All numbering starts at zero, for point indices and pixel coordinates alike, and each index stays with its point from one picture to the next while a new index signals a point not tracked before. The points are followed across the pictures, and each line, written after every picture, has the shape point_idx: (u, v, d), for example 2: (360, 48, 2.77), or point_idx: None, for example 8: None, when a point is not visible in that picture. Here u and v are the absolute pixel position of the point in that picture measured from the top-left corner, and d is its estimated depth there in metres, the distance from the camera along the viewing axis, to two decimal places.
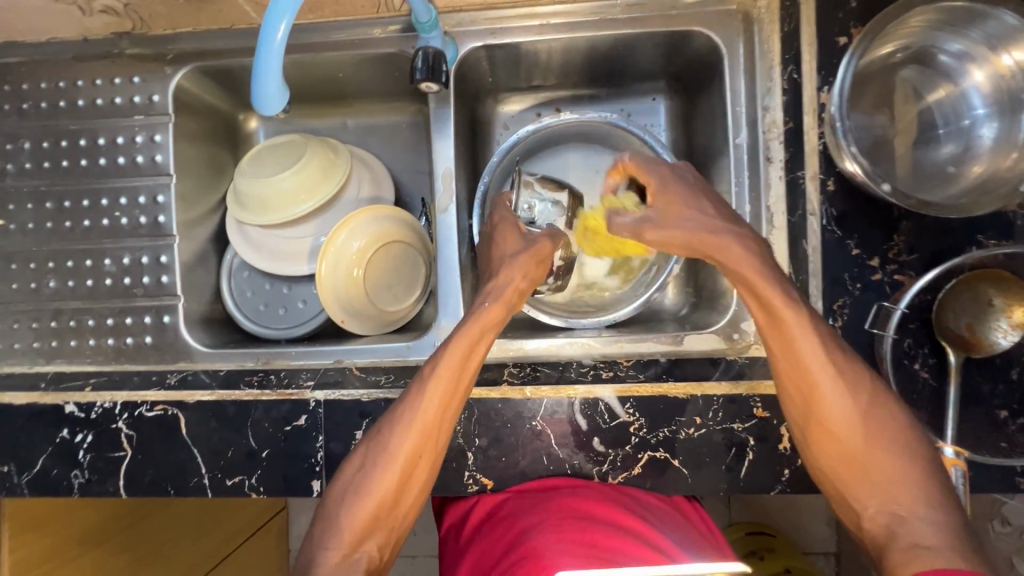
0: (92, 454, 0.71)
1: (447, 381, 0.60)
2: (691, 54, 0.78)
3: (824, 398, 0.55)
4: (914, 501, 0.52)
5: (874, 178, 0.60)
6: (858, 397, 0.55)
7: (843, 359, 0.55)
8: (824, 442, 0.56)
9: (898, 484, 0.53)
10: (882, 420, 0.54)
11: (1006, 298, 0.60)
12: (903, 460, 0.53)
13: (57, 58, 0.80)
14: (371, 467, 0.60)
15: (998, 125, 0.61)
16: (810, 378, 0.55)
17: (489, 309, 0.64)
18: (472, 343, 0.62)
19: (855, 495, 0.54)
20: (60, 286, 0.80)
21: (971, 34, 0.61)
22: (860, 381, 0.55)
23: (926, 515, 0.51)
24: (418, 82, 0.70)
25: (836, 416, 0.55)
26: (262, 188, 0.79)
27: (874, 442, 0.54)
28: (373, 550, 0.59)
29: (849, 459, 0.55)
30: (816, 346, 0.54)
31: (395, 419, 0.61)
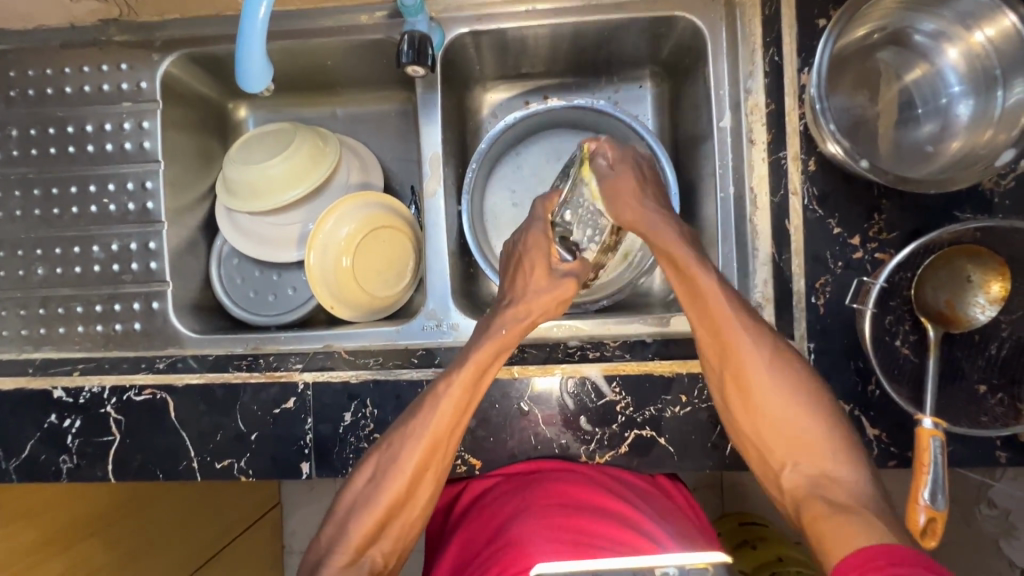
0: (80, 438, 0.71)
1: (461, 394, 0.61)
2: (675, 39, 0.79)
3: (738, 357, 0.59)
4: (827, 459, 0.56)
5: (852, 156, 0.61)
6: (769, 356, 0.58)
7: (753, 322, 0.59)
8: (740, 401, 0.59)
9: (808, 438, 0.57)
10: (792, 374, 0.58)
11: (983, 274, 0.62)
12: (812, 418, 0.57)
13: (45, 46, 0.80)
14: (382, 479, 0.60)
15: (975, 102, 0.62)
16: (736, 349, 0.59)
17: (506, 331, 0.64)
18: (486, 360, 0.62)
19: (773, 453, 0.58)
20: (48, 273, 0.81)
21: (944, 13, 0.62)
22: (768, 339, 0.59)
23: (839, 475, 0.54)
24: (404, 65, 0.70)
25: (762, 382, 0.58)
26: (249, 174, 0.79)
27: (799, 410, 0.57)
28: (378, 556, 0.59)
29: (765, 419, 0.58)
30: (723, 302, 0.59)
31: (406, 435, 0.61)
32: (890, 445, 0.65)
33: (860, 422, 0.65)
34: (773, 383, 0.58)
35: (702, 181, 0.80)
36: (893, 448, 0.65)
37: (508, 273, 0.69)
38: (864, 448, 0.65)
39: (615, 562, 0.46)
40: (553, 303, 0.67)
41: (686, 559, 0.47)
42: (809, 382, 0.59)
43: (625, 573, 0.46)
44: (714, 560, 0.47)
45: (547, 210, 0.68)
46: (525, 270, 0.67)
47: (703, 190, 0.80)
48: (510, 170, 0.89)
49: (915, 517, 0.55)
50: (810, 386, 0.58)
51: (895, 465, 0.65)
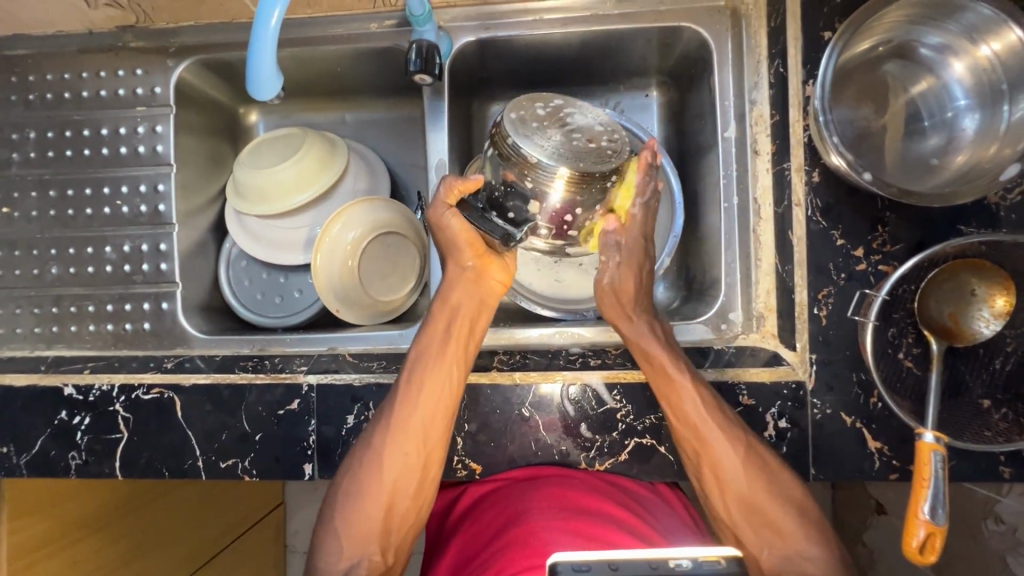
0: (89, 435, 0.73)
1: (429, 389, 0.65)
2: (681, 49, 0.79)
3: (711, 450, 0.62)
4: (797, 537, 0.60)
5: (856, 168, 0.61)
6: (742, 452, 0.62)
7: (726, 418, 0.63)
8: (719, 494, 0.62)
9: (785, 524, 0.60)
10: (766, 467, 0.61)
11: (988, 288, 0.61)
12: (787, 503, 0.60)
13: (63, 51, 0.82)
14: (362, 474, 0.63)
15: (980, 116, 0.62)
16: (704, 444, 0.62)
17: (460, 314, 0.69)
18: (443, 350, 0.66)
19: (750, 537, 0.61)
20: (61, 273, 0.83)
21: (949, 27, 0.63)
22: (740, 438, 0.62)
23: (809, 550, 0.59)
24: (412, 73, 0.72)
25: (737, 473, 0.61)
26: (258, 179, 0.81)
27: (778, 497, 0.60)
28: (375, 555, 0.62)
29: (740, 503, 0.61)
30: (701, 408, 0.62)
31: (380, 425, 0.64)
32: (891, 458, 0.65)
33: (861, 434, 0.65)
34: (746, 472, 0.61)
35: (706, 190, 0.80)
36: (895, 461, 0.65)
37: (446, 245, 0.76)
38: (865, 460, 0.65)
39: (630, 553, 0.43)
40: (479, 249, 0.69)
41: (699, 552, 0.43)
42: (780, 471, 0.62)
43: (642, 565, 0.41)
44: (727, 553, 0.43)
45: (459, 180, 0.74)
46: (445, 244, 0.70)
47: (707, 199, 0.80)
48: None
49: (914, 531, 0.55)
50: (783, 475, 0.61)
51: (896, 478, 0.65)
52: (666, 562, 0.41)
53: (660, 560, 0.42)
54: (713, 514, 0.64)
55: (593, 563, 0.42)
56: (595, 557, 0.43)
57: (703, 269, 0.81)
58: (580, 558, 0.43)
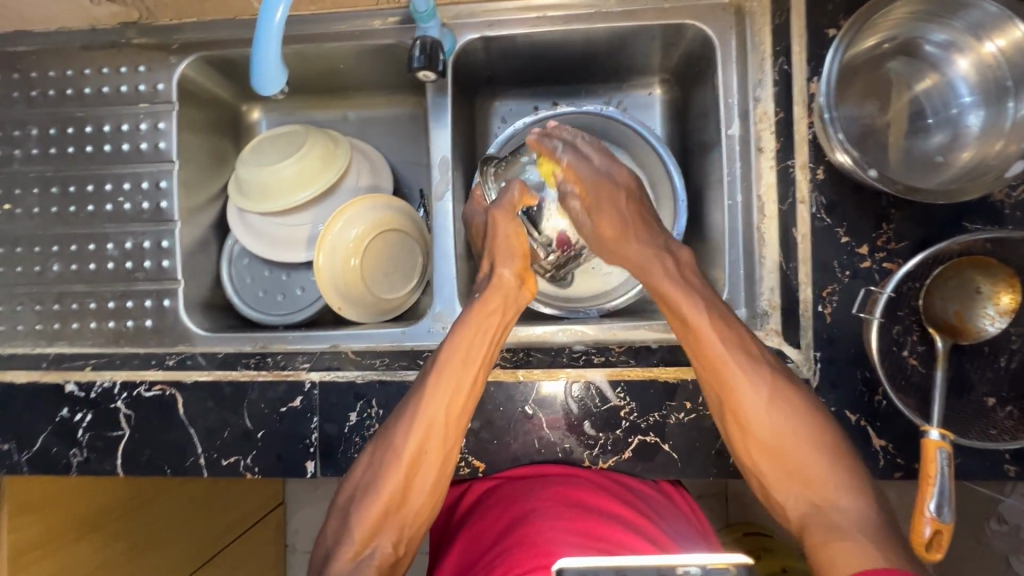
0: (90, 433, 0.72)
1: (451, 374, 0.63)
2: (684, 47, 0.79)
3: (732, 387, 0.60)
4: (828, 492, 0.56)
5: (861, 165, 0.61)
6: (765, 395, 0.59)
7: (749, 358, 0.61)
8: (743, 440, 0.60)
9: (813, 468, 0.57)
10: (793, 416, 0.59)
11: (993, 285, 0.61)
12: (816, 456, 0.57)
13: (66, 48, 0.82)
14: (381, 467, 0.62)
15: (985, 113, 0.62)
16: (725, 381, 0.60)
17: (489, 306, 0.66)
18: (471, 336, 0.65)
19: (778, 488, 0.59)
20: (63, 270, 0.82)
21: (954, 23, 0.62)
22: (765, 375, 0.60)
23: (840, 500, 0.55)
24: (415, 70, 0.71)
25: (760, 413, 0.59)
26: (261, 176, 0.81)
27: (805, 443, 0.58)
28: (387, 546, 0.61)
29: (765, 449, 0.59)
30: (719, 347, 0.61)
31: (399, 418, 0.63)
32: (896, 457, 0.65)
33: (866, 432, 0.65)
34: (770, 415, 0.59)
35: (710, 189, 0.80)
36: (899, 459, 0.65)
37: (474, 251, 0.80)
38: (869, 458, 0.65)
39: (638, 559, 0.45)
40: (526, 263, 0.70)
41: (707, 559, 0.45)
42: (809, 420, 0.59)
43: (648, 572, 0.44)
44: (736, 558, 0.45)
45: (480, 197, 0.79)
46: (493, 253, 0.70)
47: (711, 197, 0.80)
48: None
49: (921, 529, 0.55)
50: (810, 416, 0.59)
51: (900, 477, 0.64)
52: (672, 569, 0.44)
53: (668, 566, 0.45)
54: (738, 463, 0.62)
55: (601, 568, 0.45)
56: (602, 562, 0.46)
57: (706, 267, 0.81)
58: (586, 563, 0.45)
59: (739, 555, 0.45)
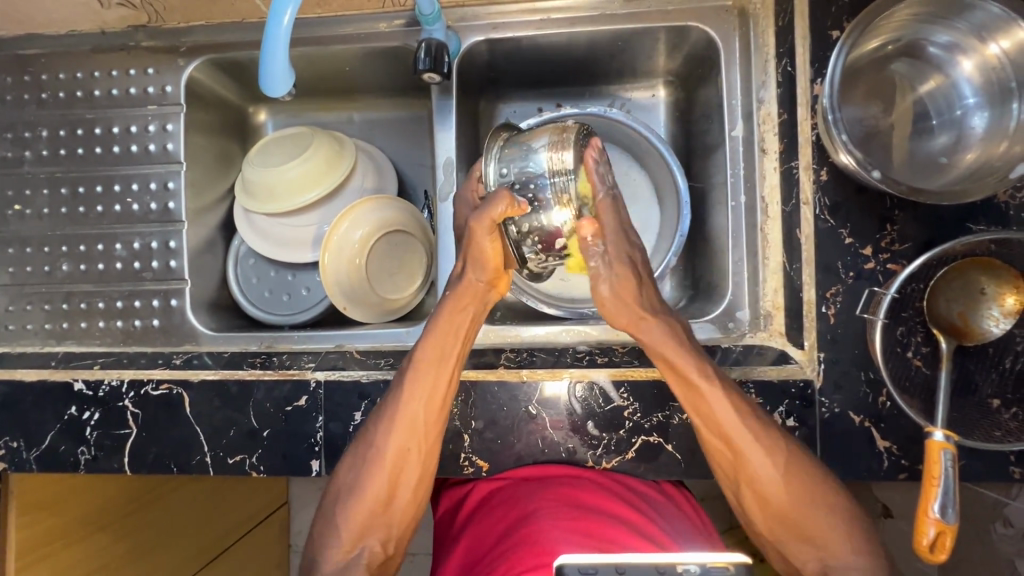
0: (98, 431, 0.73)
1: (429, 370, 0.64)
2: (688, 49, 0.80)
3: (748, 462, 0.60)
4: (840, 548, 0.58)
5: (865, 166, 0.61)
6: (781, 464, 0.59)
7: (761, 423, 0.61)
8: (761, 511, 0.60)
9: (828, 534, 0.58)
10: (805, 474, 0.59)
11: (998, 285, 0.61)
12: (827, 514, 0.59)
13: (75, 50, 0.83)
14: (363, 467, 0.63)
15: (989, 114, 0.62)
16: (739, 459, 0.60)
17: (458, 300, 0.66)
18: (447, 334, 0.65)
19: (794, 554, 0.59)
20: (72, 269, 0.83)
21: (958, 26, 0.63)
22: (779, 447, 0.60)
23: (854, 560, 0.57)
24: (420, 72, 0.72)
25: (777, 486, 0.59)
26: (268, 177, 0.81)
27: (817, 510, 0.59)
28: (376, 545, 0.62)
29: (781, 519, 0.59)
30: (736, 419, 0.60)
31: (380, 418, 0.64)
32: (900, 458, 0.65)
33: (870, 433, 0.65)
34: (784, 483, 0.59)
35: (713, 190, 0.81)
36: (903, 460, 0.64)
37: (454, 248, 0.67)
38: (874, 459, 0.65)
39: (637, 557, 0.44)
40: (500, 271, 0.64)
41: (705, 558, 0.44)
42: (819, 477, 0.60)
43: (647, 571, 0.43)
44: (734, 559, 0.44)
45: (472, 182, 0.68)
46: (465, 254, 0.64)
47: (715, 198, 0.80)
48: None
49: (926, 530, 0.55)
50: (821, 484, 0.59)
51: (905, 478, 0.64)
52: (672, 567, 0.43)
53: (667, 565, 0.44)
54: (753, 531, 0.62)
55: (602, 565, 0.43)
56: (601, 560, 0.44)
57: (710, 268, 0.81)
58: (588, 560, 0.44)
59: (736, 555, 0.45)
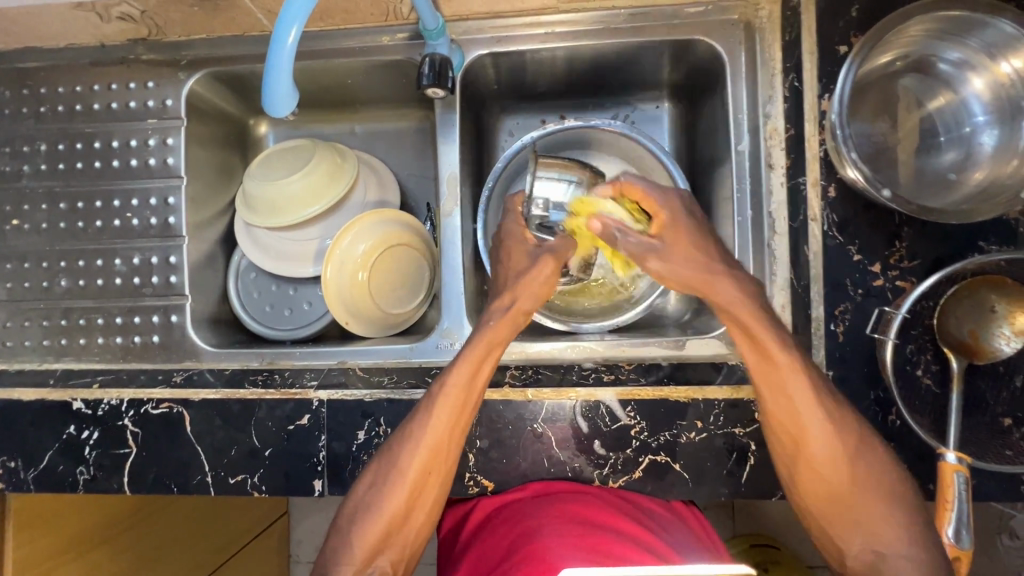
0: (97, 450, 0.72)
1: (456, 396, 0.61)
2: (693, 62, 0.79)
3: (803, 427, 0.56)
4: (888, 535, 0.53)
5: (874, 184, 0.61)
6: (838, 430, 0.55)
7: (831, 398, 0.56)
8: (810, 488, 0.56)
9: (871, 514, 0.54)
10: (865, 454, 0.55)
11: (1008, 304, 0.60)
12: (881, 497, 0.55)
13: (74, 64, 0.82)
14: (383, 485, 0.60)
15: (999, 132, 0.61)
16: (798, 425, 0.56)
17: (495, 325, 0.64)
18: (479, 360, 0.62)
19: (834, 527, 0.56)
20: (71, 285, 0.82)
21: (970, 42, 0.62)
22: (835, 409, 0.56)
23: (902, 549, 0.52)
24: (424, 87, 0.71)
25: (836, 463, 0.55)
26: (270, 191, 0.80)
27: (864, 492, 0.54)
28: (387, 565, 0.58)
29: (833, 500, 0.55)
30: (800, 377, 0.55)
31: (404, 438, 0.61)
32: (911, 477, 0.64)
33: None
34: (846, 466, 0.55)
35: (719, 203, 0.80)
36: (915, 480, 0.64)
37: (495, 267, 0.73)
38: None
39: None
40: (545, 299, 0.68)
41: None
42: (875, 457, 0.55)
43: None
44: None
45: (517, 203, 0.74)
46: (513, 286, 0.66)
47: (720, 212, 0.79)
48: None
49: None
50: (876, 465, 0.55)
51: None
52: None
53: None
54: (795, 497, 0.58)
55: None
56: None
57: None
58: None
59: None
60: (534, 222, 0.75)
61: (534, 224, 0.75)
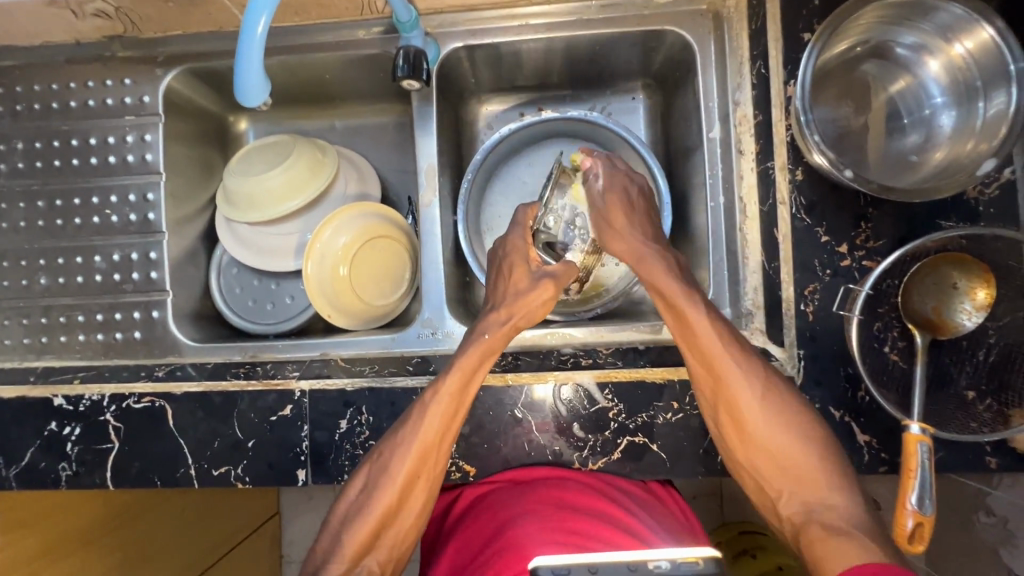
0: (79, 446, 0.72)
1: (448, 403, 0.62)
2: (665, 52, 0.80)
3: (728, 387, 0.59)
4: (819, 484, 0.55)
5: (837, 166, 0.62)
6: (762, 386, 0.59)
7: (744, 353, 0.60)
8: (737, 436, 0.60)
9: (802, 466, 0.57)
10: (783, 402, 0.59)
11: (968, 280, 0.63)
12: (807, 445, 0.57)
13: (50, 62, 0.82)
14: (375, 486, 0.60)
15: (956, 113, 0.64)
16: (721, 388, 0.60)
17: (488, 336, 0.65)
18: (471, 368, 0.63)
19: (768, 481, 0.58)
20: (50, 283, 0.82)
21: (924, 27, 0.64)
22: (759, 370, 0.60)
23: (833, 500, 0.54)
24: (399, 79, 0.72)
25: (758, 416, 0.59)
26: (249, 186, 0.81)
27: (788, 439, 0.58)
28: (375, 565, 0.58)
29: (763, 452, 0.58)
30: (715, 339, 0.60)
31: (396, 442, 0.62)
32: (880, 451, 0.66)
33: (850, 428, 0.66)
34: (768, 417, 0.59)
35: (693, 190, 0.81)
36: (883, 454, 0.65)
37: (492, 279, 0.73)
38: (854, 453, 0.66)
39: (609, 556, 0.44)
40: (535, 314, 0.69)
41: (678, 554, 0.44)
42: (798, 406, 0.59)
43: (620, 569, 0.42)
44: (705, 553, 0.44)
45: (529, 218, 0.74)
46: (505, 296, 0.69)
47: (694, 199, 0.81)
48: (509, 177, 0.90)
49: (904, 522, 0.56)
50: (799, 413, 0.59)
51: (885, 471, 0.65)
52: (644, 564, 0.42)
53: (639, 561, 0.43)
54: (731, 460, 0.61)
55: (575, 566, 0.43)
56: (575, 560, 0.43)
57: (691, 268, 0.82)
58: (562, 562, 0.43)
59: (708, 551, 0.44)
60: (541, 239, 0.77)
61: (541, 241, 0.77)
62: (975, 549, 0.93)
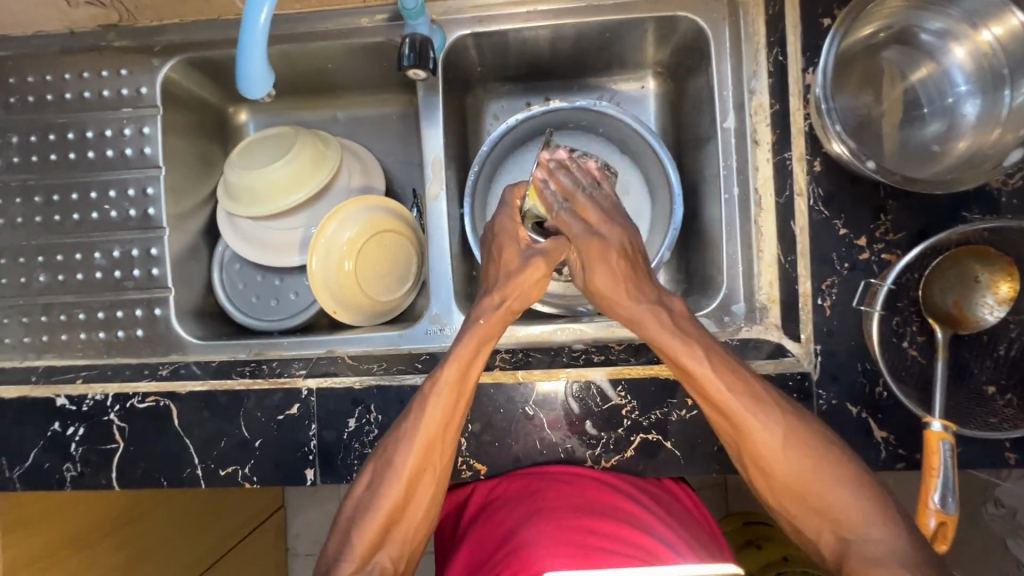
0: (84, 446, 0.71)
1: (447, 397, 0.59)
2: (678, 39, 0.78)
3: (746, 434, 0.54)
4: (856, 518, 0.52)
5: (859, 157, 0.60)
6: (783, 428, 0.54)
7: (751, 387, 0.55)
8: (765, 483, 0.55)
9: (837, 505, 0.52)
10: (806, 436, 0.54)
11: (990, 274, 0.62)
12: (840, 482, 0.53)
13: (43, 52, 0.80)
14: (382, 482, 0.59)
15: (982, 101, 0.61)
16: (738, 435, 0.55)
17: (484, 322, 0.60)
18: (466, 359, 0.59)
19: (804, 523, 0.54)
20: (49, 280, 0.80)
21: (952, 12, 0.62)
22: (776, 410, 0.55)
23: (873, 533, 0.51)
24: (405, 68, 0.70)
25: (783, 462, 0.54)
26: (251, 179, 0.79)
27: (820, 479, 0.53)
28: (387, 561, 0.57)
29: (787, 492, 0.54)
30: (719, 385, 0.54)
31: (400, 436, 0.60)
32: (898, 447, 0.65)
33: (868, 425, 0.65)
34: (792, 458, 0.54)
35: (706, 182, 0.80)
36: (901, 450, 0.64)
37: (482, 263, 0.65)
38: (871, 450, 0.65)
39: None
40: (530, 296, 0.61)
41: None
42: (821, 438, 0.54)
43: None
44: None
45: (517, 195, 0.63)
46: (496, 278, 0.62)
47: (707, 190, 0.79)
48: (517, 170, 0.88)
49: (926, 520, 0.55)
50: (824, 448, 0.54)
51: (903, 467, 0.64)
52: None
53: None
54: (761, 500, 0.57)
55: None
56: None
57: (703, 262, 0.81)
58: None
59: None
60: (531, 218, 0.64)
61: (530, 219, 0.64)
62: (984, 541, 0.93)
